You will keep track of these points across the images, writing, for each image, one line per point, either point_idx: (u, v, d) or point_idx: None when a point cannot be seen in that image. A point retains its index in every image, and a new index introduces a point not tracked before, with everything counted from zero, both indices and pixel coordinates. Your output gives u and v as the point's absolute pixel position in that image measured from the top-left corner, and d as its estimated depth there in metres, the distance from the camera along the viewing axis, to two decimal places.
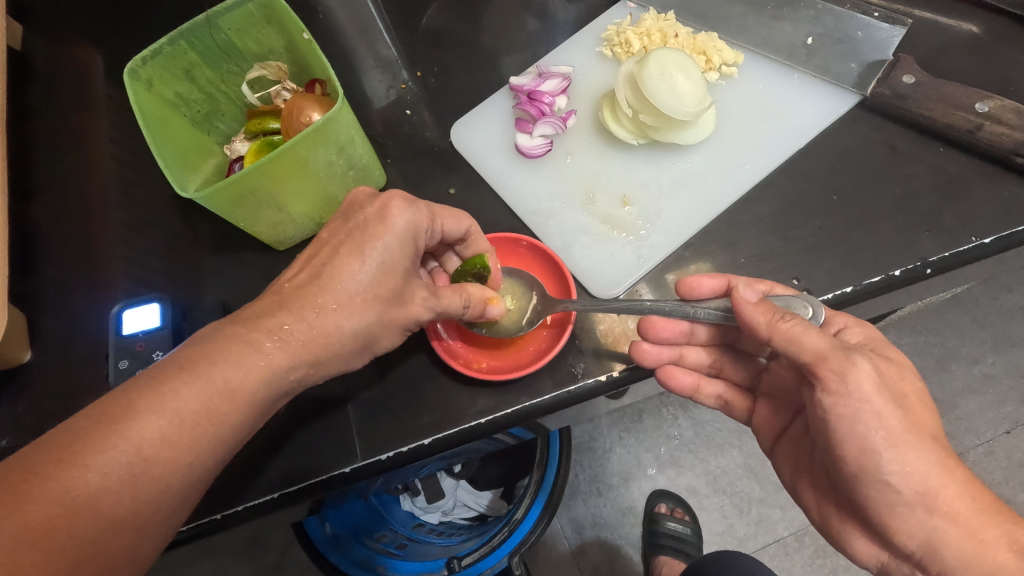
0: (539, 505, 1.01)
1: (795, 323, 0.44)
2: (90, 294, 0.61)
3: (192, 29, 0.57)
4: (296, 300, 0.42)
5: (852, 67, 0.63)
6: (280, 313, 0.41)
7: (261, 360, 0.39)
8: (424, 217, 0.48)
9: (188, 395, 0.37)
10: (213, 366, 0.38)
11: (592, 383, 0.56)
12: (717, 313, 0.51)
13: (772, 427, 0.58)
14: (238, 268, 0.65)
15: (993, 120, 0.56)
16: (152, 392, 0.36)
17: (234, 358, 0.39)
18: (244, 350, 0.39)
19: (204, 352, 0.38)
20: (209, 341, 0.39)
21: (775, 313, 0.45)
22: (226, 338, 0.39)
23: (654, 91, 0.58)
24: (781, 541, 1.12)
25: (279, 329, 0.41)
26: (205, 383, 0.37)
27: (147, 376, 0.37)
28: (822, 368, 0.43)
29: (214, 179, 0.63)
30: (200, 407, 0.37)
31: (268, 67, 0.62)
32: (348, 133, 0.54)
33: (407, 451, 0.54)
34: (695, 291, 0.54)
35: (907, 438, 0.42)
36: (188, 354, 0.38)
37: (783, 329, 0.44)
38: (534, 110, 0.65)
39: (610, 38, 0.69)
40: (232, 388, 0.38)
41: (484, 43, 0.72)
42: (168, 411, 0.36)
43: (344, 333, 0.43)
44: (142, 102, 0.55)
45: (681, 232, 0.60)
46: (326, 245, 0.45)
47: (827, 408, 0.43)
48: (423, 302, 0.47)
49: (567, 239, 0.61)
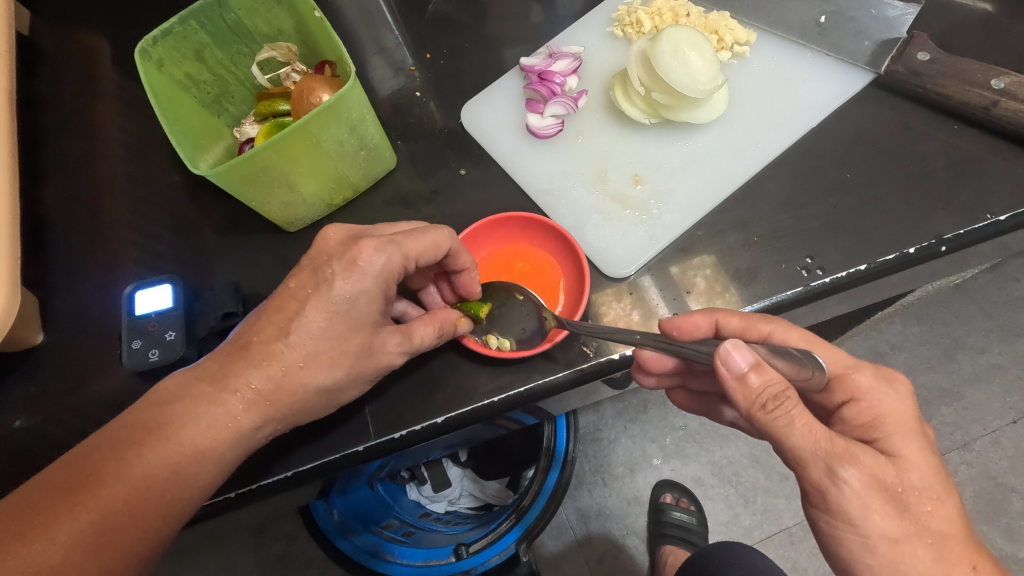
0: (520, 529, 1.04)
1: (779, 418, 0.39)
2: (101, 279, 0.61)
3: (202, 8, 0.57)
4: (261, 355, 0.43)
5: (866, 45, 0.63)
6: (247, 372, 0.42)
7: (229, 421, 0.41)
8: (399, 265, 0.47)
9: (155, 459, 0.39)
10: (180, 430, 0.40)
11: (603, 362, 0.55)
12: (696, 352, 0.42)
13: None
14: (249, 248, 0.65)
15: (1010, 96, 0.55)
16: (119, 458, 0.38)
17: (202, 420, 0.40)
18: (211, 411, 0.41)
19: (171, 415, 0.40)
20: (174, 402, 0.41)
21: (761, 401, 0.39)
22: (193, 398, 0.41)
23: (667, 68, 0.58)
24: (786, 531, 1.12)
25: (246, 388, 0.42)
26: (172, 446, 0.39)
27: (107, 438, 0.39)
28: (813, 471, 0.41)
29: (225, 160, 0.63)
30: (169, 471, 0.39)
31: (278, 49, 0.63)
32: (360, 111, 0.53)
33: (421, 430, 0.54)
34: (690, 331, 0.51)
35: (906, 550, 0.40)
36: (155, 416, 0.40)
37: (764, 419, 0.40)
38: (545, 90, 0.65)
39: (620, 18, 0.69)
40: (200, 450, 0.40)
41: (493, 26, 0.72)
42: (134, 477, 0.38)
43: (310, 388, 0.44)
44: (153, 81, 0.55)
45: (693, 211, 0.59)
46: (293, 298, 0.45)
47: (822, 521, 0.42)
48: (396, 348, 0.48)
49: (579, 218, 0.61)
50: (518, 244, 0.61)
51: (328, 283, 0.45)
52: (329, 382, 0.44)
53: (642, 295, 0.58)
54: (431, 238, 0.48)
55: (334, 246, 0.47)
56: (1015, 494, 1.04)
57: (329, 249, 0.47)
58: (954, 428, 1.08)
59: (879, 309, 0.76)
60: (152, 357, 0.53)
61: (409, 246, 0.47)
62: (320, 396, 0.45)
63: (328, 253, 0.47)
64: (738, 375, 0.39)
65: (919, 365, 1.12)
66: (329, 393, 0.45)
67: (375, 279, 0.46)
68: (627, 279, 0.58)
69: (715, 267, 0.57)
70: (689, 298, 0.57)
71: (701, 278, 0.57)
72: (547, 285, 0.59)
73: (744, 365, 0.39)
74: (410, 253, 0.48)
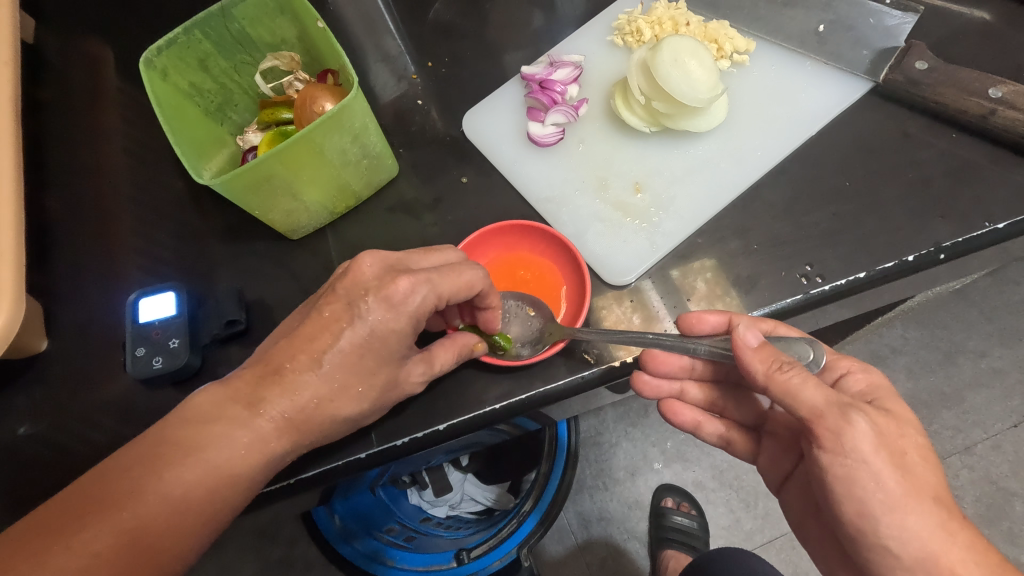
0: (536, 516, 1.04)
1: (794, 374, 0.41)
2: (105, 286, 0.61)
3: (207, 18, 0.57)
4: (290, 381, 0.43)
5: (864, 54, 0.63)
6: (278, 398, 0.43)
7: (261, 449, 0.42)
8: (432, 306, 0.46)
9: (188, 479, 0.40)
10: (214, 452, 0.41)
11: (603, 369, 0.55)
12: (710, 349, 0.46)
13: (790, 424, 0.55)
14: (252, 256, 0.65)
15: (1008, 105, 0.55)
16: (154, 475, 0.39)
17: (232, 443, 0.41)
18: (242, 434, 0.42)
19: (205, 437, 0.41)
20: (209, 422, 0.42)
21: (775, 363, 0.42)
22: (227, 420, 0.42)
23: (667, 77, 0.58)
24: (787, 535, 1.12)
25: (275, 413, 0.43)
26: (207, 467, 0.40)
27: (142, 453, 0.40)
28: (818, 425, 0.41)
29: (228, 168, 0.64)
30: (203, 492, 0.40)
31: (281, 58, 0.63)
32: (363, 120, 0.54)
33: (424, 437, 0.54)
34: (694, 327, 0.52)
35: (907, 500, 0.41)
36: (188, 434, 0.41)
37: (780, 381, 0.41)
38: (546, 98, 0.66)
39: (621, 27, 0.69)
40: (231, 474, 0.41)
41: (494, 34, 0.72)
42: (169, 496, 0.39)
43: (315, 399, 0.44)
44: (158, 91, 0.55)
45: (693, 218, 0.60)
46: (325, 330, 0.44)
47: (825, 463, 0.42)
48: (418, 377, 0.48)
49: (580, 226, 0.61)
50: (521, 251, 0.61)
51: (362, 318, 0.44)
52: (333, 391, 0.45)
53: (643, 300, 0.58)
54: (463, 278, 0.47)
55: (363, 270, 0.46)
56: (1017, 498, 1.04)
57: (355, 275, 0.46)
58: (956, 432, 1.08)
59: (879, 314, 0.76)
60: (156, 364, 0.54)
61: (441, 284, 0.46)
62: (342, 422, 0.46)
63: (362, 285, 0.45)
64: (752, 349, 0.43)
65: (920, 370, 1.12)
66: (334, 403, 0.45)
67: (405, 321, 0.45)
68: (628, 286, 0.58)
69: (716, 271, 0.58)
70: (689, 302, 0.57)
71: (702, 282, 0.58)
72: (550, 292, 0.60)
73: (754, 339, 0.44)
74: (442, 292, 0.46)
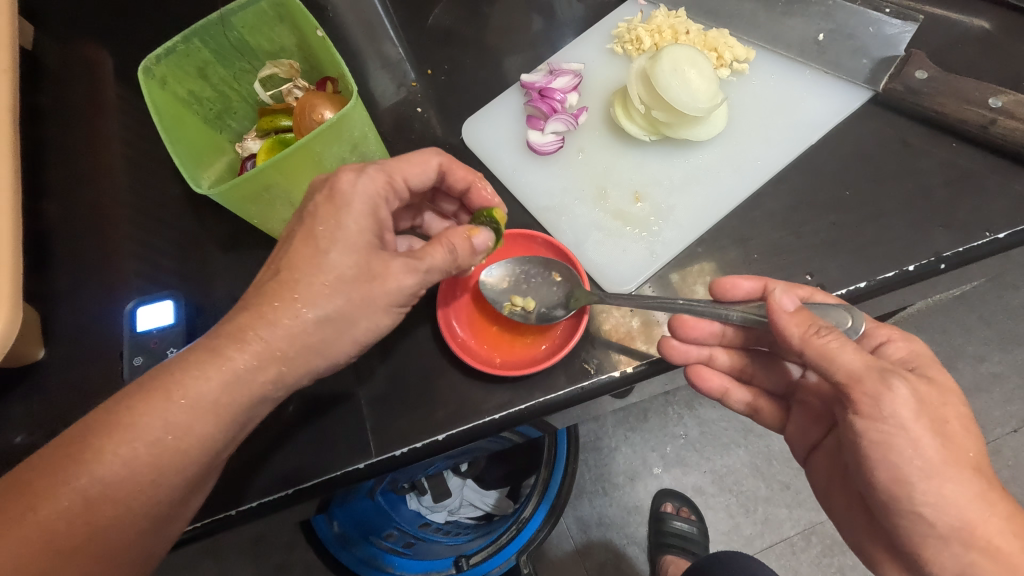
0: (545, 506, 1.04)
1: (832, 339, 0.42)
2: (100, 294, 0.61)
3: (206, 27, 0.57)
4: (269, 305, 0.41)
5: (864, 63, 0.63)
6: (255, 321, 0.41)
7: (236, 370, 0.40)
8: (382, 184, 0.47)
9: (163, 410, 0.38)
10: (185, 381, 0.39)
11: (605, 379, 0.54)
12: (744, 315, 0.48)
13: (823, 394, 0.54)
14: (250, 263, 0.64)
15: (1007, 115, 0.56)
16: (129, 409, 0.38)
17: (209, 372, 0.39)
18: (219, 361, 0.39)
19: (181, 367, 0.39)
20: (188, 356, 0.40)
21: (812, 327, 0.43)
22: (206, 351, 0.40)
23: (667, 87, 0.59)
24: (787, 541, 1.12)
25: (252, 337, 0.40)
26: (180, 398, 0.38)
27: (123, 394, 0.39)
28: (855, 391, 0.41)
29: (227, 176, 0.63)
30: (178, 425, 0.38)
31: (280, 65, 0.62)
32: (362, 130, 0.54)
33: (423, 447, 0.53)
34: (728, 292, 0.53)
35: (946, 468, 0.40)
36: (165, 369, 0.39)
37: (818, 344, 0.42)
38: (546, 106, 0.65)
39: (620, 35, 0.69)
40: (208, 403, 0.39)
41: (493, 42, 0.72)
42: (141, 428, 0.37)
43: None
44: (157, 100, 0.55)
45: (692, 227, 0.60)
46: (288, 236, 0.45)
47: (860, 430, 0.42)
48: (401, 267, 0.44)
49: (579, 235, 0.61)
50: None
51: (315, 215, 0.44)
52: None
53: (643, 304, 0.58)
54: (417, 163, 0.50)
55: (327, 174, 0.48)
56: None
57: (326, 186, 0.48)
58: None
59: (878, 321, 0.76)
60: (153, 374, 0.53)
61: (396, 168, 0.49)
62: None
63: (313, 185, 0.47)
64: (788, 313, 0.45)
65: None
66: None
67: (359, 196, 0.45)
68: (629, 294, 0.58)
69: (716, 274, 0.58)
70: None
71: (701, 285, 0.58)
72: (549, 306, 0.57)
73: (790, 303, 0.45)
74: (397, 173, 0.49)
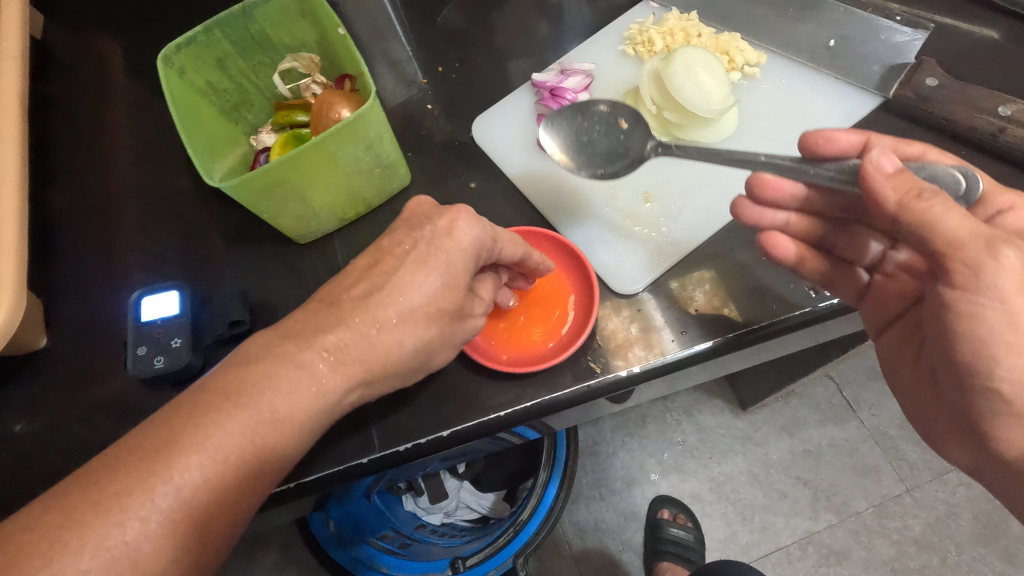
0: (543, 508, 1.02)
1: (937, 202, 0.39)
2: (114, 289, 0.63)
3: (228, 18, 0.57)
4: (345, 309, 0.43)
5: (875, 70, 0.63)
6: (328, 329, 0.41)
7: (314, 385, 0.40)
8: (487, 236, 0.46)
9: (232, 426, 0.37)
10: (260, 395, 0.38)
11: (611, 378, 0.53)
12: (834, 174, 0.45)
13: (907, 292, 0.52)
14: (254, 255, 0.63)
15: (1016, 124, 0.55)
16: (194, 424, 0.36)
17: (282, 383, 0.39)
18: (294, 374, 0.39)
19: (250, 377, 0.39)
20: (258, 361, 0.40)
21: (913, 191, 0.40)
22: (274, 358, 0.40)
23: (680, 88, 0.59)
24: (784, 549, 1.12)
25: (329, 347, 0.41)
26: (253, 412, 0.38)
27: (185, 406, 0.37)
28: (952, 256, 0.40)
29: (238, 169, 0.63)
30: (246, 437, 0.37)
31: (300, 59, 0.62)
32: (377, 131, 0.53)
33: (428, 443, 0.52)
34: (828, 145, 0.53)
35: None
36: (231, 380, 0.38)
37: (916, 208, 0.40)
38: (556, 106, 0.67)
39: (632, 37, 0.69)
40: (278, 417, 0.39)
41: (508, 41, 0.72)
42: (212, 447, 0.36)
43: (404, 349, 0.43)
44: (174, 90, 0.55)
45: (702, 226, 0.61)
46: (388, 254, 0.45)
47: (949, 302, 0.42)
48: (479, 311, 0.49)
49: (588, 234, 0.62)
50: None
51: (443, 227, 0.45)
52: (418, 343, 0.44)
53: (644, 312, 0.57)
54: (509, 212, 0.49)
55: (382, 236, 0.46)
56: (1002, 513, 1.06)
57: (381, 238, 0.46)
58: None
59: None
60: (157, 363, 0.54)
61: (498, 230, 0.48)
62: (413, 356, 0.44)
63: (423, 214, 0.47)
64: (886, 174, 0.41)
65: None
66: (421, 357, 0.45)
67: (465, 244, 0.45)
68: (636, 295, 0.58)
69: (715, 281, 0.57)
70: (689, 312, 0.56)
71: (700, 292, 0.57)
72: (554, 305, 0.57)
73: (889, 164, 0.41)
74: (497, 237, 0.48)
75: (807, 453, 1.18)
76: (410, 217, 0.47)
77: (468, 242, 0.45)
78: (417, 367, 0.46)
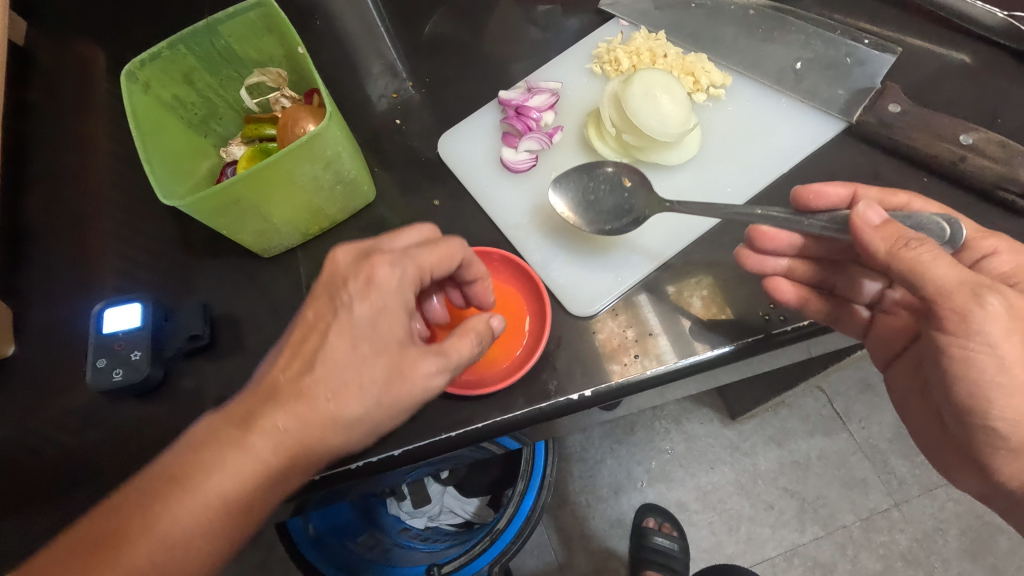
0: (519, 518, 1.01)
1: (924, 251, 0.42)
2: (81, 294, 0.63)
3: (193, 34, 0.58)
4: (292, 394, 0.41)
5: (839, 93, 0.63)
6: (274, 412, 0.40)
7: (258, 463, 0.39)
8: (413, 275, 0.46)
9: (181, 512, 0.37)
10: (205, 478, 0.38)
11: (563, 402, 0.53)
12: (824, 225, 0.49)
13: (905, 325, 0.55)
14: (220, 267, 0.64)
15: (976, 153, 0.55)
16: (146, 512, 0.37)
17: (230, 465, 0.38)
18: (237, 456, 0.39)
19: (197, 465, 0.38)
20: (204, 447, 0.39)
21: (900, 241, 0.43)
22: (218, 442, 0.39)
23: (636, 110, 0.59)
24: (769, 561, 1.12)
25: (272, 427, 0.40)
26: (198, 495, 0.38)
27: (138, 493, 0.38)
28: (942, 305, 0.42)
29: (206, 181, 0.63)
30: (197, 523, 0.38)
31: (268, 74, 0.63)
32: (335, 149, 0.54)
33: (377, 463, 0.52)
34: (816, 199, 0.55)
35: None
36: (182, 465, 0.39)
37: (907, 257, 0.42)
38: (520, 125, 0.66)
39: (599, 55, 0.69)
40: (228, 497, 0.38)
41: (478, 57, 0.72)
42: (160, 531, 0.37)
43: (343, 420, 0.41)
44: (137, 104, 0.56)
45: (659, 250, 0.60)
46: (313, 329, 0.43)
47: (943, 347, 0.44)
48: (432, 367, 0.44)
49: (547, 254, 0.62)
50: None
51: (346, 309, 0.43)
52: (362, 412, 0.41)
53: (637, 312, 0.58)
54: (443, 251, 0.47)
55: (309, 306, 0.45)
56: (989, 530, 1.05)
57: (308, 308, 0.46)
58: None
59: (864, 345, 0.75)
60: (116, 376, 0.54)
61: (422, 257, 0.46)
62: (355, 428, 0.42)
63: (341, 275, 0.45)
64: (873, 227, 0.45)
65: None
66: (362, 426, 0.42)
67: (392, 296, 0.44)
68: (594, 317, 0.58)
69: (712, 288, 0.58)
70: (684, 317, 0.57)
71: (698, 297, 0.58)
72: (512, 325, 0.57)
73: (875, 217, 0.45)
74: (421, 265, 0.46)
75: (795, 464, 1.17)
76: (329, 281, 0.46)
77: (388, 288, 0.44)
78: (367, 437, 0.42)
